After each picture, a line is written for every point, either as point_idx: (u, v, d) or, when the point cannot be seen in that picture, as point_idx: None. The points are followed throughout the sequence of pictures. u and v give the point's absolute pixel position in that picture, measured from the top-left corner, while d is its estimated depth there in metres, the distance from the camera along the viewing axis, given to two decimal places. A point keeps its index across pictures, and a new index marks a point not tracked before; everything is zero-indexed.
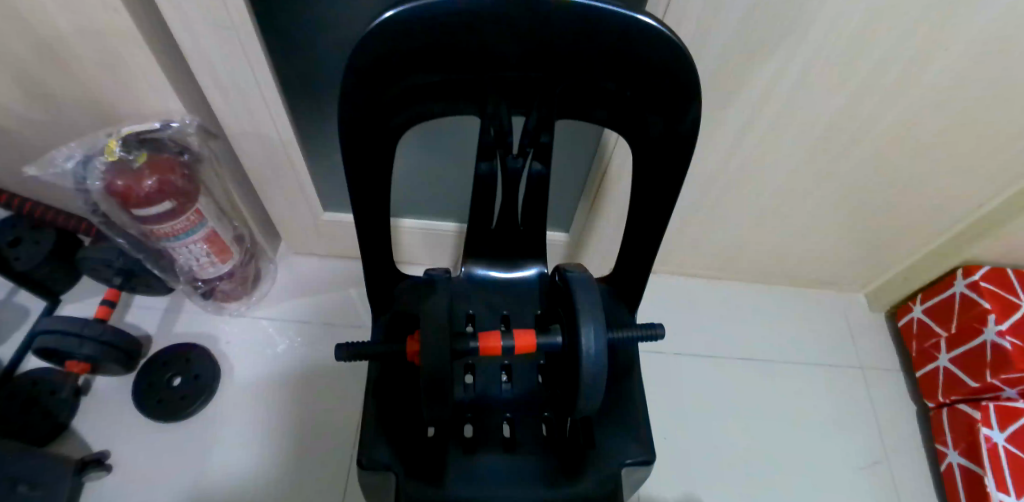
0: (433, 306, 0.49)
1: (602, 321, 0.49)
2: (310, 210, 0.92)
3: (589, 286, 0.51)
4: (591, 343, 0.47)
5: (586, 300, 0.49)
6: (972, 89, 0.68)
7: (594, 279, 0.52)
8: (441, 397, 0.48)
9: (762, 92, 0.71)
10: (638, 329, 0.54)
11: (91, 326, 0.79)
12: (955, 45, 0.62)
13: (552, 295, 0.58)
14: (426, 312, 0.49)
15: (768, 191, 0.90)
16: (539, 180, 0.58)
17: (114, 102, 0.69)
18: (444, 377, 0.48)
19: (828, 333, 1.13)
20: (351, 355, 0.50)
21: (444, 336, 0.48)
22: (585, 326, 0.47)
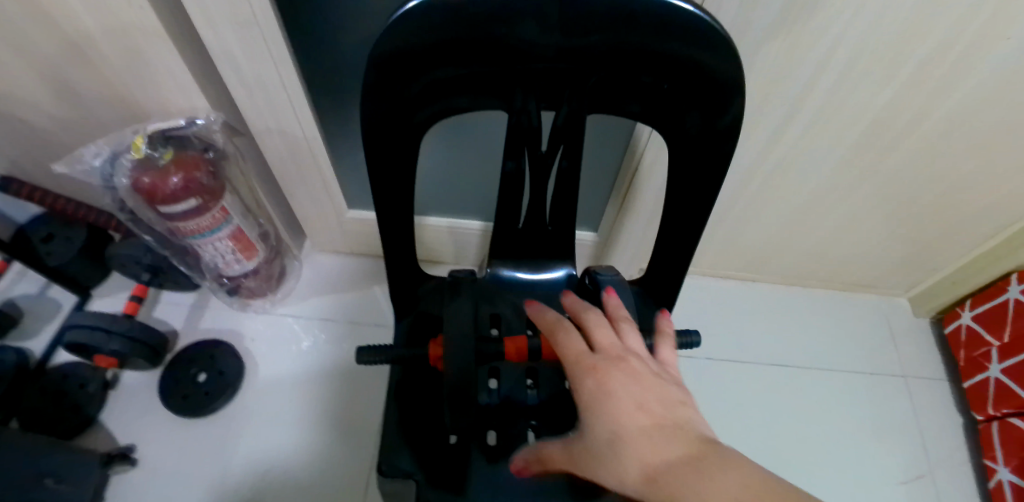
0: (457, 310, 0.47)
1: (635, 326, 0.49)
2: (334, 208, 0.91)
3: (620, 288, 0.52)
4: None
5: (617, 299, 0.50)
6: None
7: (627, 284, 0.52)
8: (466, 406, 0.46)
9: (804, 85, 0.67)
10: (674, 337, 0.52)
11: (119, 322, 0.81)
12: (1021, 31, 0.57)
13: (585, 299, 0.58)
14: (451, 317, 0.47)
15: (807, 189, 0.86)
16: (568, 178, 0.55)
17: (141, 99, 0.69)
18: (469, 384, 0.46)
19: (868, 338, 1.07)
20: (371, 357, 0.48)
21: (469, 341, 0.46)
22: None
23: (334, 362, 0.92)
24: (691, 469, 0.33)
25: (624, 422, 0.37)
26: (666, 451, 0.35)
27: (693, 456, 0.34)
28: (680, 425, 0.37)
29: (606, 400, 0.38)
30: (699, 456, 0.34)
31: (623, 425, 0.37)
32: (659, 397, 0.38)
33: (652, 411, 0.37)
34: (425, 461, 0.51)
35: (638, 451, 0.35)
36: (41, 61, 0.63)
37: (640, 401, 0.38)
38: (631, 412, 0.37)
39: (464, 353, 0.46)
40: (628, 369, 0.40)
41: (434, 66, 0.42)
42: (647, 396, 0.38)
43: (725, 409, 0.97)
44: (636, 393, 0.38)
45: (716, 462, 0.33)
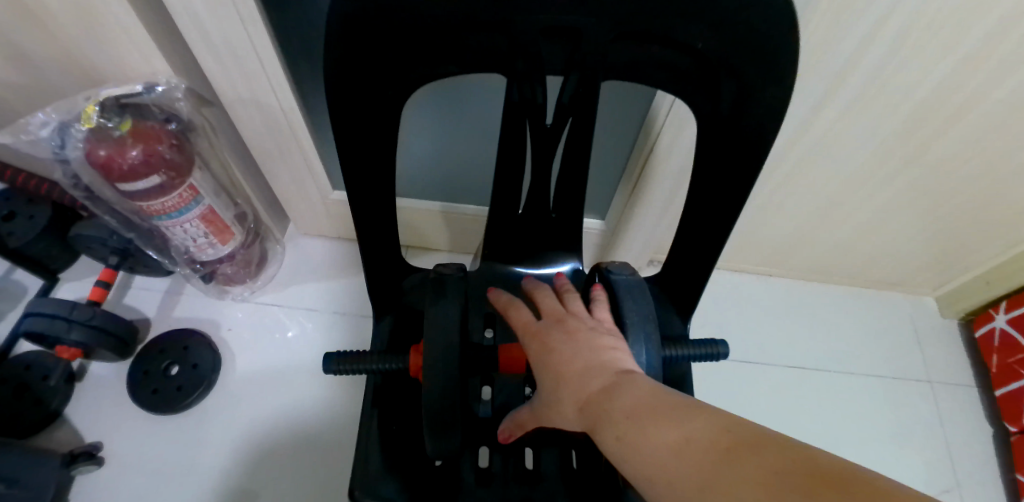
0: (440, 313, 0.40)
1: (656, 335, 0.42)
2: (319, 189, 0.83)
3: (637, 293, 0.43)
4: (642, 350, 0.40)
5: (633, 306, 0.42)
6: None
7: (645, 285, 0.44)
8: (453, 425, 0.40)
9: (847, 60, 0.58)
10: (699, 347, 0.47)
11: (80, 310, 0.73)
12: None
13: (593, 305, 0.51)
14: (432, 320, 0.40)
15: (838, 178, 0.78)
16: (576, 158, 0.48)
17: (94, 62, 0.61)
18: (455, 401, 0.39)
19: (893, 340, 1.00)
20: (337, 367, 0.46)
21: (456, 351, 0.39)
22: (632, 333, 0.41)
23: (317, 356, 0.85)
24: (607, 397, 0.36)
25: (558, 371, 0.40)
26: (591, 388, 0.37)
27: (607, 385, 0.36)
28: (607, 364, 0.38)
29: (545, 358, 0.41)
30: (620, 385, 0.36)
31: (560, 374, 0.39)
32: (591, 343, 0.40)
33: (582, 357, 0.39)
34: (405, 478, 0.45)
35: (570, 393, 0.38)
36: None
37: (574, 351, 0.40)
38: (562, 362, 0.40)
39: (449, 367, 0.39)
40: (565, 327, 0.42)
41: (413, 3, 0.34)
42: (580, 346, 0.40)
43: (739, 414, 0.90)
44: (567, 345, 0.40)
45: (629, 388, 0.35)
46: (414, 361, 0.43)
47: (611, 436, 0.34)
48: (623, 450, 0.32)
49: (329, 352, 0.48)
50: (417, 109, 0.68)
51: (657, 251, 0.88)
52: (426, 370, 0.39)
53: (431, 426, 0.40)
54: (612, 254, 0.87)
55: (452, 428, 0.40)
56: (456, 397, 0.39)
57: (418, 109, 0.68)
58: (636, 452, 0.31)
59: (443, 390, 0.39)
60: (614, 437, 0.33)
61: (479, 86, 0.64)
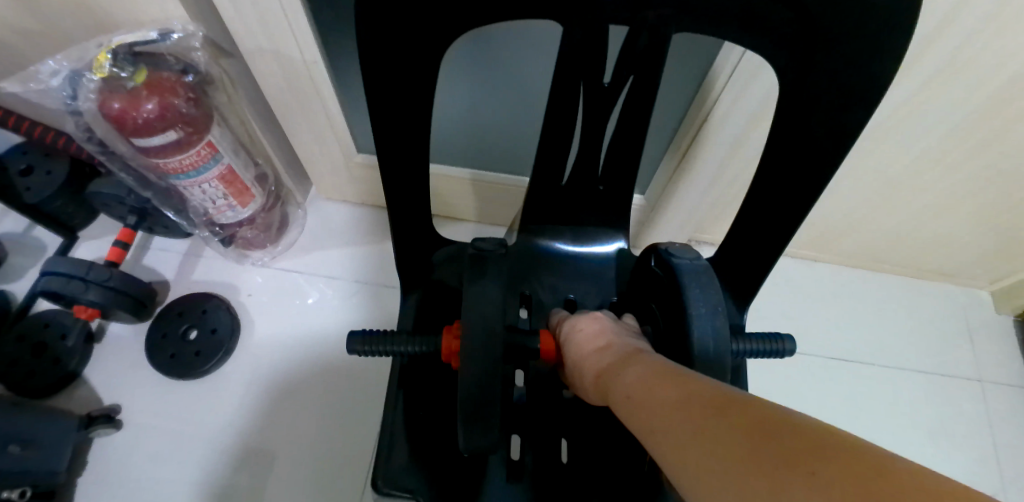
0: (479, 295, 0.36)
1: (723, 321, 0.37)
2: (342, 150, 0.79)
3: (704, 279, 0.38)
4: (709, 345, 0.36)
5: (699, 296, 0.37)
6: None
7: (710, 267, 0.39)
8: (486, 420, 0.36)
9: (941, 23, 0.51)
10: (763, 342, 0.46)
11: (97, 271, 0.71)
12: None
13: (644, 286, 0.46)
14: (469, 302, 0.36)
15: (906, 159, 0.70)
16: (632, 122, 0.43)
17: (104, 4, 0.56)
18: (489, 395, 0.35)
19: (942, 333, 0.94)
20: (361, 348, 0.43)
21: (495, 340, 0.35)
22: (698, 325, 0.36)
23: (336, 325, 0.83)
24: (621, 368, 0.36)
25: (581, 346, 0.41)
26: (609, 357, 0.38)
27: (625, 357, 0.37)
28: (628, 343, 0.39)
29: (572, 335, 0.43)
30: (635, 357, 0.37)
31: (582, 347, 0.41)
32: (618, 330, 0.42)
33: (607, 336, 0.41)
34: (431, 468, 0.43)
35: (589, 365, 0.40)
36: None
37: (599, 331, 0.42)
38: (585, 339, 0.42)
39: (487, 358, 0.35)
40: (593, 314, 0.44)
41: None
42: (606, 327, 0.42)
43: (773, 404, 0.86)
44: (593, 325, 0.43)
45: (643, 359, 0.36)
46: (447, 345, 0.40)
47: (621, 395, 0.34)
48: (629, 408, 0.33)
49: (352, 331, 0.44)
50: (448, 66, 0.63)
51: (697, 230, 0.82)
52: (462, 361, 0.35)
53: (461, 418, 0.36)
54: (648, 231, 0.82)
55: (488, 421, 0.36)
56: (495, 388, 0.35)
57: (452, 64, 0.63)
58: (641, 411, 0.32)
59: (478, 381, 0.35)
60: (623, 395, 0.34)
61: (518, 38, 0.58)
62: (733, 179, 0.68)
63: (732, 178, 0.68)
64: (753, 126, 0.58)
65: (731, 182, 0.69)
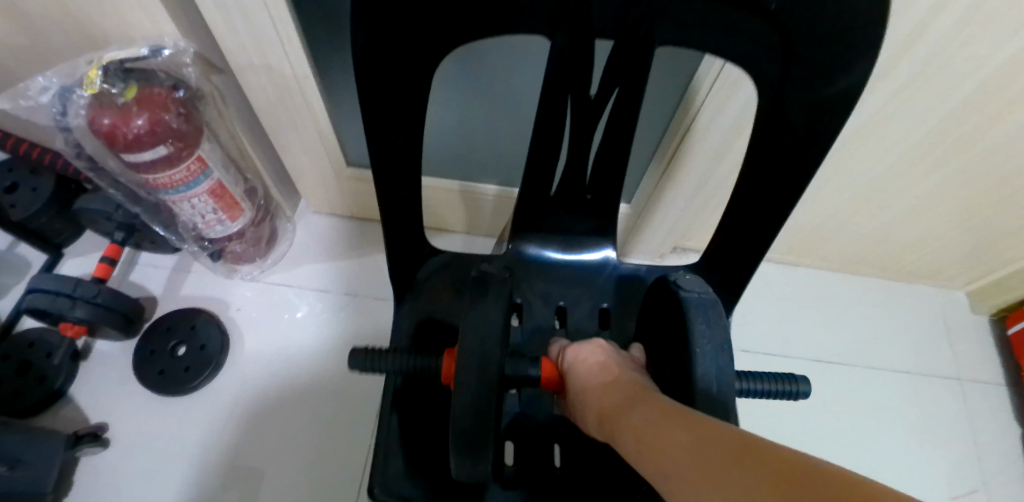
0: (478, 315, 0.36)
1: (728, 359, 0.37)
2: (332, 163, 0.80)
3: (712, 314, 0.39)
4: (713, 384, 0.36)
5: (705, 330, 0.37)
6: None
7: (718, 303, 0.40)
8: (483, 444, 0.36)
9: (910, 34, 0.53)
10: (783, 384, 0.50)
11: (84, 287, 0.70)
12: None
13: (650, 314, 0.47)
14: (470, 324, 0.36)
15: (881, 164, 0.72)
16: (619, 133, 0.44)
17: (94, 20, 0.57)
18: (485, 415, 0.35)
19: (922, 333, 0.97)
20: (363, 365, 0.43)
21: (493, 357, 0.35)
22: (703, 362, 0.36)
23: (327, 339, 0.83)
24: (625, 407, 0.37)
25: (586, 379, 0.42)
26: (616, 394, 0.38)
27: (630, 396, 0.37)
28: (633, 379, 0.40)
29: (576, 367, 0.43)
30: (639, 394, 0.37)
31: (586, 382, 0.42)
32: (622, 364, 0.42)
33: (612, 370, 0.41)
34: (426, 475, 0.44)
35: (593, 400, 0.40)
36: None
37: (603, 364, 0.42)
38: (589, 373, 0.42)
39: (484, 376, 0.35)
40: (598, 344, 0.45)
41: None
42: (611, 361, 0.42)
43: (761, 408, 0.87)
44: (598, 357, 0.43)
45: (648, 396, 0.36)
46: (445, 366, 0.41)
47: (631, 438, 0.34)
48: (641, 453, 0.33)
49: (352, 346, 0.45)
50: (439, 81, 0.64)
51: (683, 238, 0.84)
52: (458, 386, 0.35)
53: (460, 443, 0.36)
54: (636, 239, 0.83)
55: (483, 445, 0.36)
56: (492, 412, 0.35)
57: (440, 79, 0.64)
58: (653, 458, 0.31)
59: (475, 404, 0.35)
60: (633, 438, 0.34)
61: (505, 53, 0.59)
62: (716, 188, 0.70)
63: (715, 187, 0.70)
64: (735, 135, 0.60)
65: (714, 190, 0.71)
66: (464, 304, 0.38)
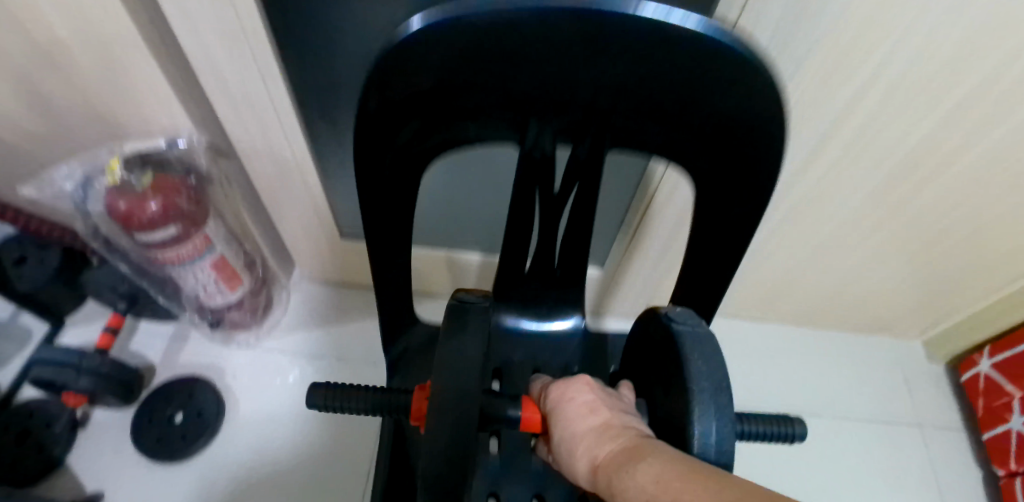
0: (454, 358, 0.38)
1: (725, 398, 0.39)
2: (327, 235, 0.86)
3: (708, 353, 0.41)
4: (710, 422, 0.38)
5: (703, 368, 0.40)
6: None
7: (715, 342, 0.42)
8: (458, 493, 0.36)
9: (828, 131, 0.62)
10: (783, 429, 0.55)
11: (89, 358, 0.75)
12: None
13: (648, 356, 0.49)
14: (446, 367, 0.38)
15: (823, 234, 0.80)
16: (581, 221, 0.51)
17: (120, 116, 0.65)
18: (459, 461, 0.36)
19: (882, 382, 1.03)
20: (323, 398, 0.49)
21: (468, 400, 0.37)
22: (699, 400, 0.38)
23: None
24: (623, 460, 0.33)
25: (576, 425, 0.39)
26: (612, 443, 0.35)
27: (628, 448, 0.34)
28: (628, 428, 0.37)
29: (565, 408, 0.41)
30: (637, 445, 0.34)
31: (577, 426, 0.39)
32: (612, 407, 0.40)
33: (603, 416, 0.39)
34: None
35: (585, 450, 0.37)
36: (4, 66, 0.59)
37: (594, 408, 0.40)
38: (579, 417, 0.39)
39: (458, 420, 0.36)
40: (587, 385, 0.43)
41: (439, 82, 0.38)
42: (603, 406, 0.40)
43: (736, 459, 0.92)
44: (589, 400, 0.41)
45: (658, 451, 0.32)
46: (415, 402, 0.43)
47: (639, 498, 0.29)
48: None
49: (313, 383, 0.50)
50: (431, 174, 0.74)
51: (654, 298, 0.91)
52: (432, 430, 0.36)
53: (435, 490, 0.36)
54: (610, 299, 0.90)
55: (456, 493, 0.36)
56: (470, 436, 0.36)
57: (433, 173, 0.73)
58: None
59: (451, 444, 0.36)
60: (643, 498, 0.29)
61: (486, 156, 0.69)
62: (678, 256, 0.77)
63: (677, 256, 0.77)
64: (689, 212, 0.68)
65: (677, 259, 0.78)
66: (444, 334, 0.40)
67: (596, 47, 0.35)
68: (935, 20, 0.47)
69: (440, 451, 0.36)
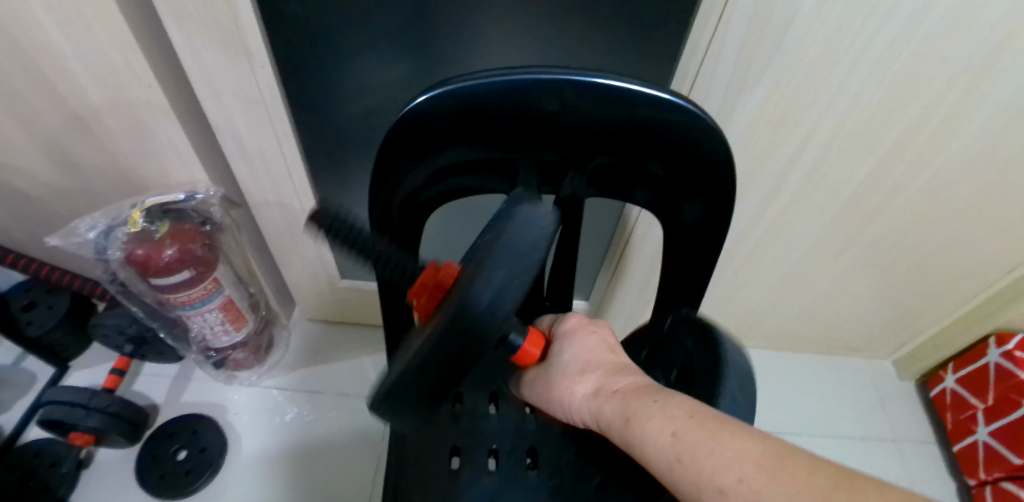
0: (518, 262, 0.27)
1: (749, 386, 0.42)
2: (328, 276, 0.91)
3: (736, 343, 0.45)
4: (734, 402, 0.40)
5: (733, 352, 0.43)
6: (1007, 159, 0.66)
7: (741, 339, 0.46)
8: (439, 392, 0.29)
9: (781, 173, 0.70)
10: None
11: (98, 398, 0.78)
12: (984, 115, 0.60)
13: (660, 352, 0.52)
14: (506, 267, 0.27)
15: (790, 263, 0.87)
16: (566, 257, 0.57)
17: (141, 172, 0.70)
18: (456, 366, 0.28)
19: (857, 403, 1.08)
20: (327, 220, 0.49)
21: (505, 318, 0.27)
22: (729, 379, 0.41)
23: (320, 440, 0.89)
24: (640, 394, 0.36)
25: (589, 353, 0.41)
26: (628, 379, 0.38)
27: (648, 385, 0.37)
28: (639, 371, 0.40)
29: (577, 338, 0.42)
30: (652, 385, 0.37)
31: (591, 355, 0.41)
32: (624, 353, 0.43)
33: (616, 357, 0.41)
34: None
35: (595, 376, 0.39)
36: (39, 130, 0.65)
37: (608, 345, 0.42)
38: (591, 348, 0.42)
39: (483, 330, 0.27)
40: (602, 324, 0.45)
41: (439, 146, 0.45)
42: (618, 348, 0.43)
43: None
44: (603, 336, 0.43)
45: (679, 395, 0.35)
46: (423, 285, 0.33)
47: (663, 428, 0.32)
48: (679, 450, 0.31)
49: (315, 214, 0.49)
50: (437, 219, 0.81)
51: None
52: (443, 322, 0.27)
53: (414, 379, 0.28)
54: None
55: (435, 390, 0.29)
56: (459, 364, 0.28)
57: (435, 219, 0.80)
58: (701, 459, 0.30)
59: (459, 346, 0.28)
60: (666, 434, 0.32)
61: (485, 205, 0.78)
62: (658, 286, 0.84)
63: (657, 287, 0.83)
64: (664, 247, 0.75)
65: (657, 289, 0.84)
66: (506, 223, 0.28)
67: (564, 109, 0.43)
68: (860, 76, 0.56)
69: (415, 364, 0.28)
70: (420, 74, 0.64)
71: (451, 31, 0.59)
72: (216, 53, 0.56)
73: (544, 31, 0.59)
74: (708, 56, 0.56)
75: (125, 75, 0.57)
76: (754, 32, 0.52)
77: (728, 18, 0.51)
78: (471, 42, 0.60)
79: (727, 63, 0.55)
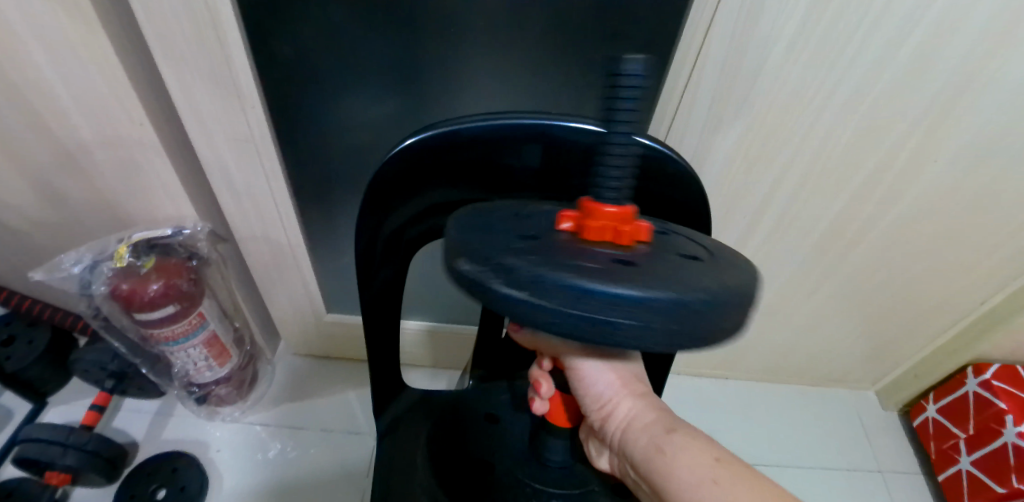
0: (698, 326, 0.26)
1: None
2: (314, 310, 0.91)
3: None
4: None
5: None
6: (972, 197, 0.69)
7: None
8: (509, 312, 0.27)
9: (757, 210, 0.72)
10: None
11: (77, 435, 0.76)
12: (947, 155, 0.63)
13: None
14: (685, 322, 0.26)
15: (770, 295, 0.89)
16: None
17: (129, 207, 0.71)
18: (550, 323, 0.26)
19: (842, 434, 1.09)
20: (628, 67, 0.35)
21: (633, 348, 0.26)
22: None
23: (302, 477, 0.87)
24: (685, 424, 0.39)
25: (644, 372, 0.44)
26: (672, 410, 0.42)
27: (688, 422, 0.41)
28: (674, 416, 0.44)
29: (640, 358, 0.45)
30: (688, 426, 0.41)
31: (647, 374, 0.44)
32: None
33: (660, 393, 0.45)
34: None
35: (648, 392, 0.42)
36: (29, 165, 0.66)
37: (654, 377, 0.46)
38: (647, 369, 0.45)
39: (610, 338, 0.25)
40: None
41: (424, 185, 0.47)
42: None
43: None
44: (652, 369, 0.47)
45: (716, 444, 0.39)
46: (609, 215, 0.32)
47: (708, 454, 0.36)
48: (718, 475, 0.35)
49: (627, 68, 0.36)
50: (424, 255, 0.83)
51: None
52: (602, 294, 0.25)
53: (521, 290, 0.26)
54: None
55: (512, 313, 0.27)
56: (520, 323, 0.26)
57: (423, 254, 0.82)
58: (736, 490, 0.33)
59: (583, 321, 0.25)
60: (709, 457, 0.36)
61: None
62: None
63: None
64: None
65: None
66: (694, 288, 0.27)
67: (547, 152, 0.45)
68: (826, 119, 0.59)
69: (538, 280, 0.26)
70: (408, 116, 0.66)
71: (438, 76, 0.62)
72: (209, 93, 0.57)
73: (527, 78, 0.62)
74: (683, 102, 0.58)
75: (117, 114, 0.58)
76: (725, 80, 0.55)
77: (701, 67, 0.54)
78: (457, 87, 0.63)
79: (701, 108, 0.58)
